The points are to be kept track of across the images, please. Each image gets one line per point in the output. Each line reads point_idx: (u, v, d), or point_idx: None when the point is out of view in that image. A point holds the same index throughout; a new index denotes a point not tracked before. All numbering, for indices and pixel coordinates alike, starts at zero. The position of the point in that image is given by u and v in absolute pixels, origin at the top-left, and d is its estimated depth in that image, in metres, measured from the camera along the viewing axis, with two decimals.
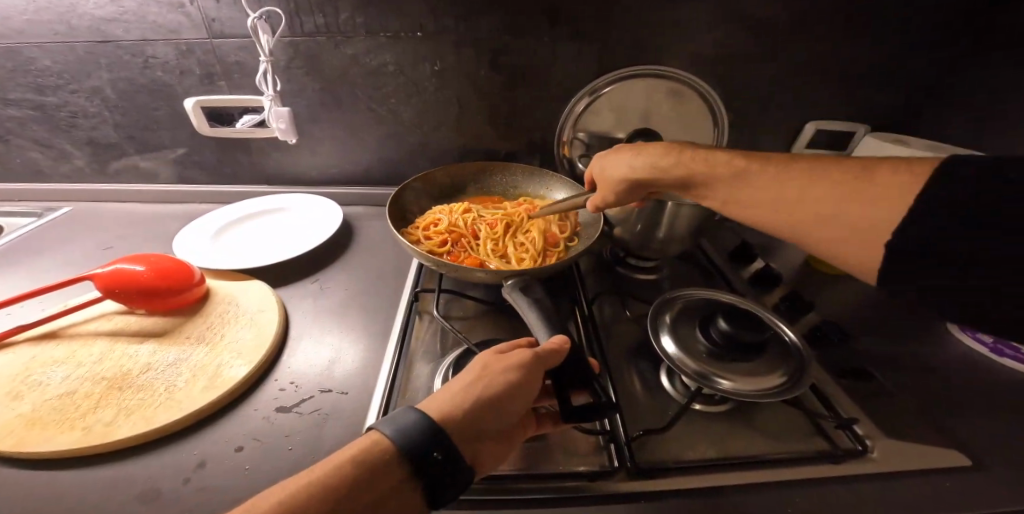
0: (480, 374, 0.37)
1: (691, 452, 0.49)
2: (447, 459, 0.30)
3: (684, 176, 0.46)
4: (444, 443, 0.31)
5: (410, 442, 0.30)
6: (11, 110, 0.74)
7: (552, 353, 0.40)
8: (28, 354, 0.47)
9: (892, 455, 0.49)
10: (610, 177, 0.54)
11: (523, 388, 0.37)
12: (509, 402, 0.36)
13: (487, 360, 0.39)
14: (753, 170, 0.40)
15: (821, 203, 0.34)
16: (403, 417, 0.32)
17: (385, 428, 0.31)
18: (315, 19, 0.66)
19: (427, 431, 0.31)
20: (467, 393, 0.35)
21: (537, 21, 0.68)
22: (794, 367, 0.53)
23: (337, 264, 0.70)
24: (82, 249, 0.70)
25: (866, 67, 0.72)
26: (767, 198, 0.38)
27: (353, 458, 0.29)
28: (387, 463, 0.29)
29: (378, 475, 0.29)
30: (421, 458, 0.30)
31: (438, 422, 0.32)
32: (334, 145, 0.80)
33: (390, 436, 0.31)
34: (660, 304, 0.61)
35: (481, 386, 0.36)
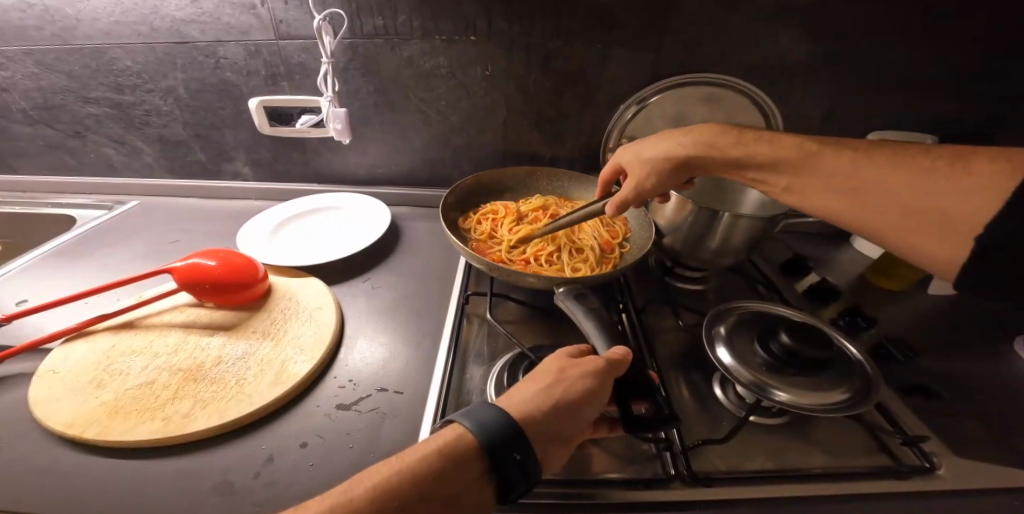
0: (554, 380, 0.37)
1: (749, 463, 0.47)
2: (525, 462, 0.30)
3: (743, 155, 0.49)
4: (524, 445, 0.30)
5: (490, 439, 0.30)
6: (90, 107, 0.78)
7: (617, 362, 0.40)
8: (109, 342, 0.49)
9: (960, 472, 0.46)
10: (648, 157, 0.55)
11: (594, 396, 0.37)
12: (581, 409, 0.36)
13: (559, 364, 0.39)
14: (828, 150, 0.44)
15: (908, 189, 0.37)
16: (484, 413, 0.32)
17: (466, 421, 0.31)
18: (375, 21, 0.67)
19: (507, 430, 0.31)
20: (543, 397, 0.35)
21: (594, 25, 0.67)
22: (860, 384, 0.50)
23: (387, 264, 0.71)
24: (151, 241, 0.73)
25: (937, 73, 0.68)
26: (834, 184, 0.42)
27: (435, 450, 0.29)
28: (467, 457, 0.29)
29: (458, 468, 0.29)
30: (501, 457, 0.30)
31: (518, 424, 0.32)
32: (385, 146, 0.82)
33: (473, 431, 0.30)
34: (714, 314, 0.59)
35: (555, 391, 0.36)
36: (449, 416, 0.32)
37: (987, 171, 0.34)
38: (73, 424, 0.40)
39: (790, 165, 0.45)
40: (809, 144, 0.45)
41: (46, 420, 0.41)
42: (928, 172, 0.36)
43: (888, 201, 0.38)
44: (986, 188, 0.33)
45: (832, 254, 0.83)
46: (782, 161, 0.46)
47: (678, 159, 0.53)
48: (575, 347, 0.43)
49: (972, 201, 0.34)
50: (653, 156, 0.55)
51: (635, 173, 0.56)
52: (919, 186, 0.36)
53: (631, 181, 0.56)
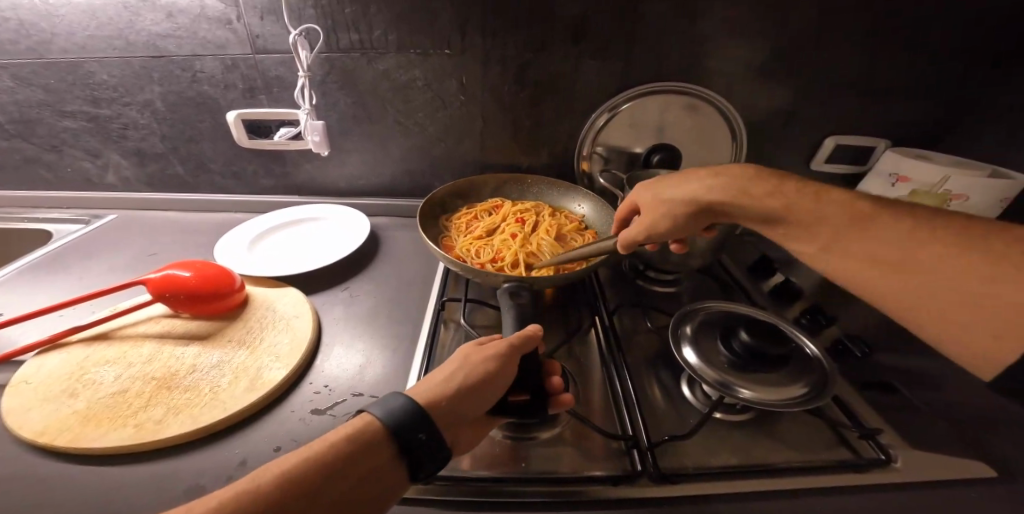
0: (459, 366, 0.39)
1: (714, 459, 0.49)
2: (433, 443, 0.31)
3: (783, 210, 0.44)
4: (429, 426, 0.32)
5: (398, 425, 0.31)
6: (67, 121, 0.78)
7: (527, 338, 0.44)
8: (82, 354, 0.50)
9: (914, 465, 0.48)
10: (666, 199, 0.52)
11: (497, 375, 0.39)
12: (483, 391, 0.38)
13: (466, 352, 0.41)
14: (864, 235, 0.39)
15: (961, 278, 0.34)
16: (392, 401, 0.33)
17: (373, 410, 0.32)
18: (350, 35, 0.69)
19: (417, 414, 0.32)
20: (444, 384, 0.37)
21: (563, 37, 0.70)
22: (816, 380, 0.52)
23: (366, 273, 0.73)
24: (129, 255, 0.73)
25: (888, 81, 0.72)
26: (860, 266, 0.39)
27: (345, 440, 0.30)
28: (373, 444, 0.30)
29: (368, 453, 0.30)
30: (409, 440, 0.31)
31: (424, 408, 0.33)
32: (364, 157, 0.83)
33: (379, 419, 0.32)
34: (681, 315, 0.62)
35: (460, 375, 0.38)
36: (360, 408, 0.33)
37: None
38: (46, 431, 0.41)
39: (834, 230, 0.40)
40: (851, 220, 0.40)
41: (19, 429, 0.41)
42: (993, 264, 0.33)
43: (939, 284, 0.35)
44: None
45: (800, 256, 0.87)
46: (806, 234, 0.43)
47: (705, 204, 0.49)
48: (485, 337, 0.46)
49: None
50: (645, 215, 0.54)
51: (652, 206, 0.53)
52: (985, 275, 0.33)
53: (645, 221, 0.53)
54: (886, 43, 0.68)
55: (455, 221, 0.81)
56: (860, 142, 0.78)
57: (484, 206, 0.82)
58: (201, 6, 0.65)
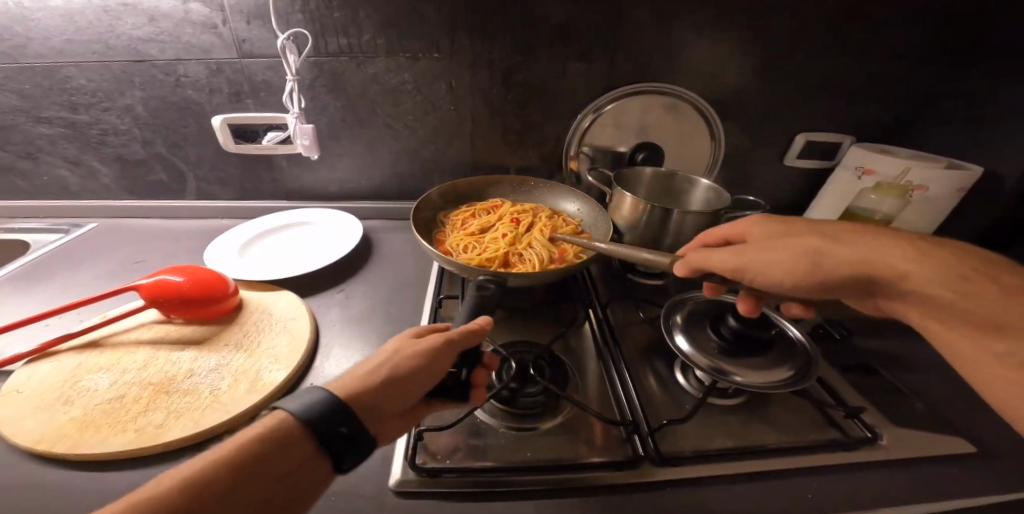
0: (389, 358, 0.38)
1: (711, 442, 0.51)
2: (354, 434, 0.31)
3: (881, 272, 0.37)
4: (352, 419, 0.31)
5: (315, 420, 0.31)
6: (42, 127, 0.76)
7: (470, 334, 0.41)
8: (73, 362, 0.49)
9: (896, 441, 0.52)
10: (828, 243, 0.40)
11: (428, 369, 0.38)
12: (411, 384, 0.37)
13: (400, 344, 0.39)
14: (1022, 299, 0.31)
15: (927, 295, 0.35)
16: (310, 395, 0.32)
17: (287, 406, 0.31)
18: (339, 40, 0.70)
19: (337, 408, 0.32)
20: (369, 374, 0.36)
21: (548, 41, 0.72)
22: (801, 362, 0.55)
23: (360, 275, 0.72)
24: (112, 264, 0.71)
25: (850, 82, 0.77)
26: (936, 295, 0.34)
27: (258, 439, 0.29)
28: (292, 440, 0.30)
29: (290, 447, 0.30)
30: (327, 435, 0.30)
31: (343, 402, 0.32)
32: (354, 161, 0.83)
33: (296, 415, 0.31)
34: (671, 305, 0.64)
35: (388, 367, 0.37)
36: (276, 404, 0.32)
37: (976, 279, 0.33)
38: (43, 438, 0.40)
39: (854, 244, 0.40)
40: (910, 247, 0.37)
41: (14, 437, 0.40)
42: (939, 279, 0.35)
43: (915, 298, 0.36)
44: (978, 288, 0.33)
45: None
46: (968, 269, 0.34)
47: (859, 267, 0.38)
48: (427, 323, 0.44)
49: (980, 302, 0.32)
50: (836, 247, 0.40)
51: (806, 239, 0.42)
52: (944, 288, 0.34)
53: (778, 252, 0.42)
54: (849, 45, 0.73)
55: (454, 219, 0.82)
56: (829, 139, 0.83)
57: (484, 205, 0.84)
58: (185, 10, 0.65)
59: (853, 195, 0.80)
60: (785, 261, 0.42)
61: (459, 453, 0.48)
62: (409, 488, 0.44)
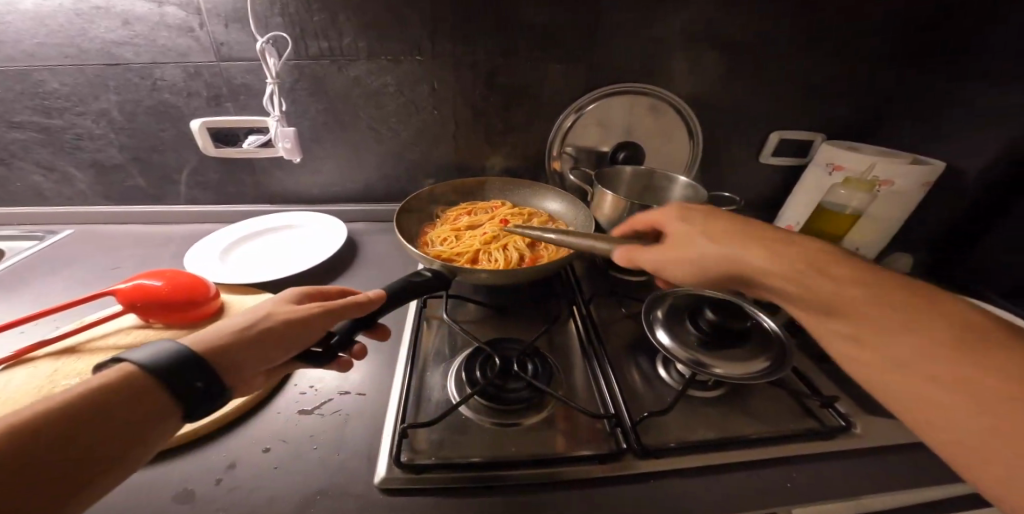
0: (256, 319, 0.36)
1: (691, 433, 0.53)
2: (210, 389, 0.30)
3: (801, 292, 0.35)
4: (208, 373, 0.31)
5: (166, 371, 0.29)
6: (14, 132, 0.74)
7: (353, 305, 0.41)
8: (49, 368, 0.48)
9: (870, 430, 0.54)
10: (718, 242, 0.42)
11: (295, 333, 0.37)
12: (273, 345, 0.36)
13: (274, 307, 0.38)
14: (979, 348, 0.27)
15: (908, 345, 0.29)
16: (162, 347, 0.31)
17: (134, 358, 0.29)
18: (319, 43, 0.70)
19: (192, 362, 0.30)
20: (221, 330, 0.35)
21: (528, 44, 0.74)
22: (776, 352, 0.57)
23: (344, 278, 0.72)
24: (89, 271, 0.70)
25: (820, 83, 0.80)
26: (865, 324, 0.31)
27: (97, 390, 0.27)
28: (139, 392, 0.28)
29: (137, 397, 0.28)
30: (179, 386, 0.29)
31: (199, 356, 0.31)
32: (337, 163, 0.83)
33: (146, 367, 0.29)
34: (652, 301, 0.66)
35: (253, 326, 0.36)
36: (117, 356, 0.30)
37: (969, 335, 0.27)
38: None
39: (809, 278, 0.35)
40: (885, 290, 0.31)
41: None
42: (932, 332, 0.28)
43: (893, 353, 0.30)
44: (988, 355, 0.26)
45: None
46: (930, 311, 0.29)
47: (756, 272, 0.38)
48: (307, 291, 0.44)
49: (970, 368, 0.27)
50: (785, 263, 0.35)
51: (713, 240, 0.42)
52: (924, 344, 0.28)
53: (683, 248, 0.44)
54: (817, 47, 0.76)
55: (448, 215, 0.84)
56: (801, 137, 0.86)
57: (485, 205, 0.86)
58: (161, 13, 0.64)
59: (826, 190, 0.83)
60: (710, 250, 0.40)
61: (444, 450, 0.49)
62: (395, 486, 0.44)
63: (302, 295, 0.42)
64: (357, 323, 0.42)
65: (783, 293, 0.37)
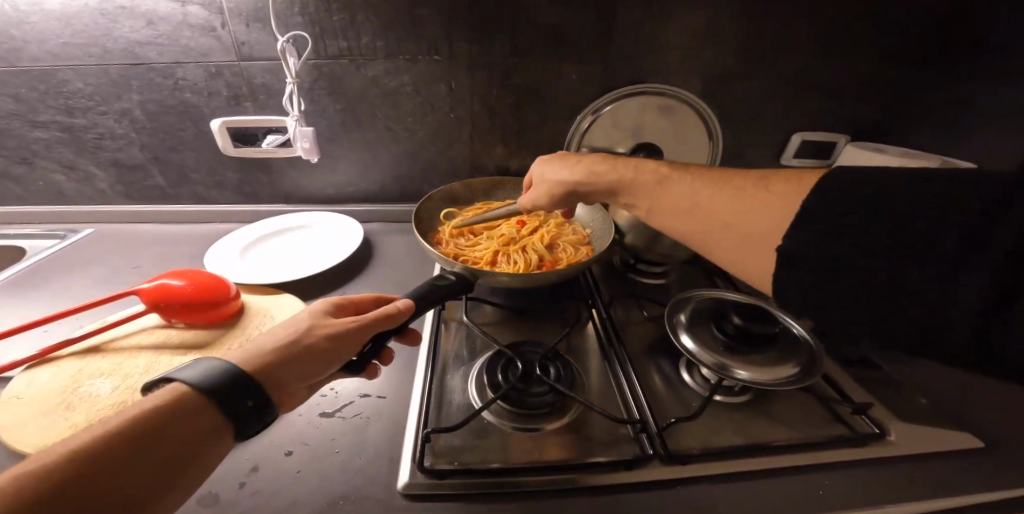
0: (292, 339, 0.35)
1: (718, 440, 0.52)
2: (260, 409, 0.30)
3: (640, 188, 0.48)
4: (257, 392, 0.30)
5: (217, 392, 0.29)
6: (38, 132, 0.75)
7: (387, 317, 0.40)
8: (74, 367, 0.48)
9: (902, 437, 0.52)
10: (551, 181, 0.58)
11: (333, 352, 0.36)
12: (314, 366, 0.34)
13: (310, 323, 0.37)
14: (766, 197, 0.36)
15: (727, 208, 0.39)
16: (209, 366, 0.30)
17: (185, 377, 0.29)
18: (339, 43, 0.70)
19: (240, 380, 0.30)
20: (260, 350, 0.33)
21: (547, 43, 0.73)
22: (805, 357, 0.56)
23: (361, 278, 0.72)
24: (110, 270, 0.71)
25: (845, 82, 0.79)
26: (685, 203, 0.43)
27: (154, 413, 0.27)
28: (193, 413, 0.28)
29: (192, 417, 0.28)
30: (231, 406, 0.29)
31: (246, 374, 0.31)
32: (354, 163, 0.83)
33: (198, 388, 0.29)
34: (675, 304, 0.65)
35: (292, 348, 0.34)
36: (166, 376, 0.29)
37: (780, 194, 0.36)
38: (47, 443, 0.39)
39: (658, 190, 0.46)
40: (721, 181, 0.41)
41: (17, 442, 0.39)
42: (750, 195, 0.38)
43: (723, 219, 0.39)
44: (778, 202, 0.35)
45: None
46: (733, 188, 0.39)
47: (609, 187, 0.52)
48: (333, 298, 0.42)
49: (769, 214, 0.36)
50: (647, 171, 0.48)
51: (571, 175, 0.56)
52: (735, 205, 0.38)
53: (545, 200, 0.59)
54: (842, 45, 0.75)
55: (464, 216, 0.84)
56: (824, 138, 0.84)
57: (501, 206, 0.86)
58: (183, 13, 0.64)
59: None
60: (564, 175, 0.56)
61: (467, 454, 0.48)
62: (419, 490, 0.43)
63: (333, 305, 0.41)
64: (392, 337, 0.41)
65: (628, 195, 0.50)
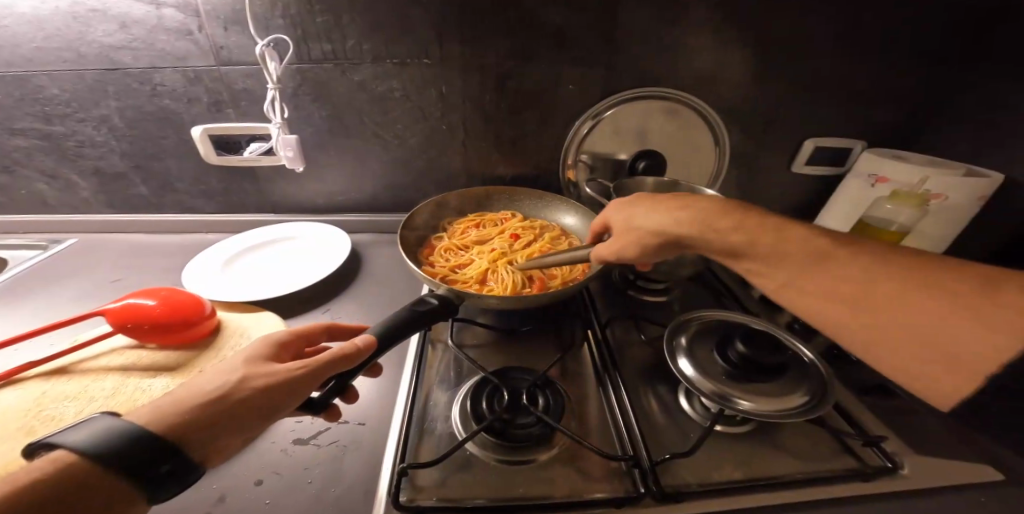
0: (227, 391, 0.31)
1: (717, 474, 0.48)
2: (180, 473, 0.26)
3: (747, 245, 0.37)
4: (176, 453, 0.26)
5: (123, 455, 0.25)
6: (18, 139, 0.73)
7: (338, 360, 0.36)
8: (37, 390, 0.46)
9: (921, 472, 0.47)
10: (637, 228, 0.48)
11: (274, 404, 0.32)
12: (253, 419, 0.31)
13: (249, 372, 0.33)
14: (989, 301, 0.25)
15: (920, 312, 0.27)
16: (110, 426, 0.26)
17: (73, 442, 0.24)
18: (322, 46, 0.66)
19: (151, 440, 0.26)
20: (188, 401, 0.30)
21: (542, 44, 0.69)
22: (815, 387, 0.52)
23: (347, 294, 0.69)
24: (88, 283, 0.69)
25: (862, 85, 0.74)
26: (852, 286, 0.30)
27: (37, 488, 0.22)
28: (85, 483, 0.24)
29: (89, 489, 0.24)
30: (140, 473, 0.25)
31: (159, 434, 0.27)
32: (342, 172, 0.80)
33: (96, 452, 0.24)
34: (675, 325, 0.61)
35: (225, 401, 0.30)
36: (50, 441, 0.25)
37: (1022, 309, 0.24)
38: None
39: (786, 266, 0.34)
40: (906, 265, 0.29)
41: None
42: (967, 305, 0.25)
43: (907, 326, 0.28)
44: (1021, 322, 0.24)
45: None
46: (905, 270, 0.29)
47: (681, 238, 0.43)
48: (278, 335, 0.39)
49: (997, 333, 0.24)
50: (780, 236, 0.35)
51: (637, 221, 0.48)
52: (940, 310, 0.26)
53: (615, 244, 0.50)
54: (860, 45, 0.69)
55: (456, 228, 0.81)
56: (839, 144, 0.79)
57: (494, 217, 0.83)
58: (159, 16, 0.62)
59: (867, 204, 0.76)
60: (655, 221, 0.46)
61: (445, 488, 0.45)
62: None
63: (277, 346, 0.37)
64: (356, 375, 0.39)
65: (756, 257, 0.37)
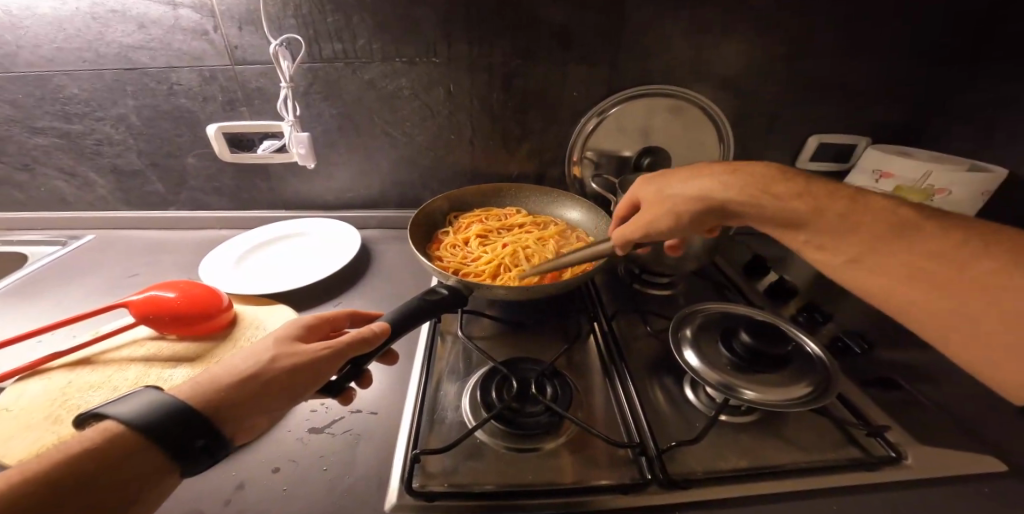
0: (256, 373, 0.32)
1: (721, 463, 0.49)
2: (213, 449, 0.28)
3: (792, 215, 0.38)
4: (208, 430, 0.28)
5: (161, 431, 0.26)
6: (38, 137, 0.75)
7: (358, 345, 0.37)
8: (63, 380, 0.48)
9: (923, 462, 0.48)
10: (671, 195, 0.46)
11: (298, 387, 0.33)
12: (276, 402, 0.32)
13: (275, 353, 0.34)
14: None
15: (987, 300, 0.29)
16: (148, 403, 0.27)
17: (120, 415, 0.26)
18: (333, 45, 0.68)
19: (185, 417, 0.27)
20: (219, 380, 0.31)
21: (548, 43, 0.70)
22: (820, 378, 0.53)
23: (357, 288, 0.71)
24: (107, 278, 0.71)
25: (866, 81, 0.74)
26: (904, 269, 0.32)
27: (90, 458, 0.25)
28: (131, 453, 0.26)
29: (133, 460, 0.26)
30: (176, 447, 0.27)
31: (194, 412, 0.28)
32: (351, 169, 0.82)
33: (137, 427, 0.26)
34: (680, 317, 0.62)
35: (254, 382, 0.32)
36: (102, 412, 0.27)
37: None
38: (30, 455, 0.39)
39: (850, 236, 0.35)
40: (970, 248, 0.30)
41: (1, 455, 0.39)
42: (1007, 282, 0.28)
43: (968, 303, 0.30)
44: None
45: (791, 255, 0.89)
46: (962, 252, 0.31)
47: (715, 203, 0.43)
48: (305, 320, 0.40)
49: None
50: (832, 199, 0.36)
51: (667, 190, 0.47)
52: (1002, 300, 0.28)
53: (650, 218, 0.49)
54: (863, 42, 0.70)
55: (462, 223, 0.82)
56: (844, 140, 0.79)
57: (501, 213, 0.85)
58: (175, 16, 0.63)
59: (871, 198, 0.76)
60: (695, 186, 0.44)
61: (456, 475, 0.46)
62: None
63: (303, 329, 0.38)
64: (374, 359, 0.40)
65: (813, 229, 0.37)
